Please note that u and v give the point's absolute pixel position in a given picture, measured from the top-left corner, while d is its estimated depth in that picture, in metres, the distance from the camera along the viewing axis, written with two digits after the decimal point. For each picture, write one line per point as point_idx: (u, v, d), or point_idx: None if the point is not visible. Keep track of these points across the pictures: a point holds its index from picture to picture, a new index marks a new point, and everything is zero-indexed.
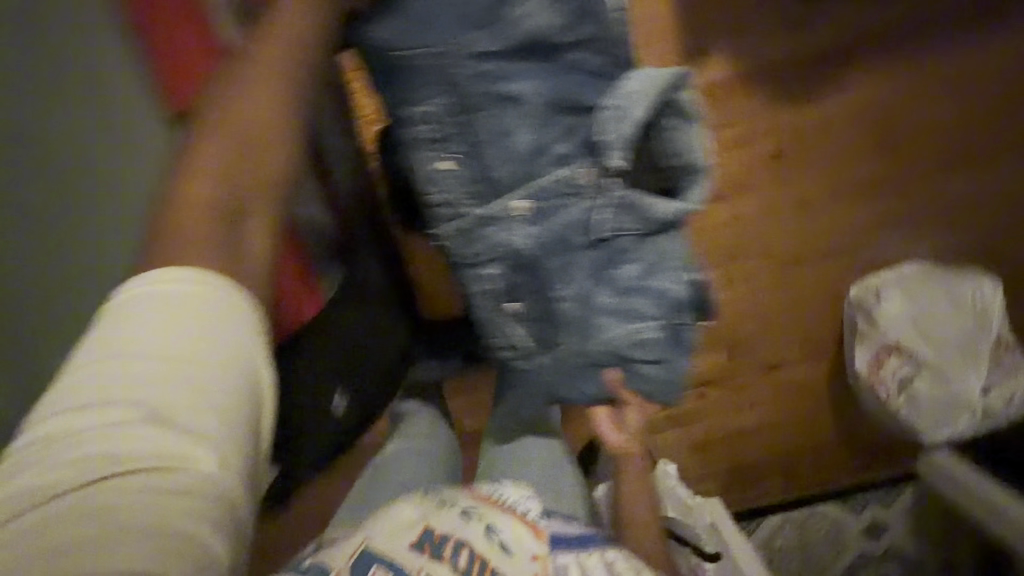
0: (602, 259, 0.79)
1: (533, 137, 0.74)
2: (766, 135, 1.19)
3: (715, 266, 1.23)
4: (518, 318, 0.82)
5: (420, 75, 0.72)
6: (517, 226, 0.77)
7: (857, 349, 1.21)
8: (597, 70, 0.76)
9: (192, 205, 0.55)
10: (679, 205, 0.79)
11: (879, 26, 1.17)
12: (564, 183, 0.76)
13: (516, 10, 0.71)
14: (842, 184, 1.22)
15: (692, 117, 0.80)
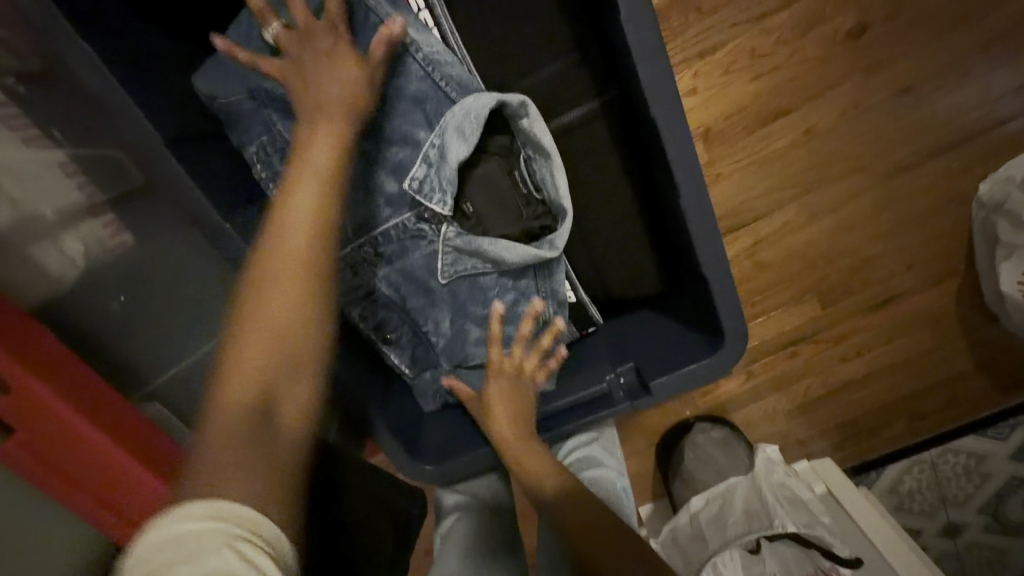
0: (461, 296, 0.65)
1: (360, 173, 0.60)
2: (839, 8, 0.86)
3: (792, 198, 0.94)
4: (395, 356, 0.70)
5: (235, 121, 0.60)
6: (369, 270, 0.65)
7: (1003, 265, 0.92)
8: (418, 95, 0.59)
9: (229, 406, 0.42)
10: (529, 253, 0.60)
11: None
12: (397, 228, 0.62)
13: None
14: (954, 47, 0.89)
15: (549, 152, 0.60)
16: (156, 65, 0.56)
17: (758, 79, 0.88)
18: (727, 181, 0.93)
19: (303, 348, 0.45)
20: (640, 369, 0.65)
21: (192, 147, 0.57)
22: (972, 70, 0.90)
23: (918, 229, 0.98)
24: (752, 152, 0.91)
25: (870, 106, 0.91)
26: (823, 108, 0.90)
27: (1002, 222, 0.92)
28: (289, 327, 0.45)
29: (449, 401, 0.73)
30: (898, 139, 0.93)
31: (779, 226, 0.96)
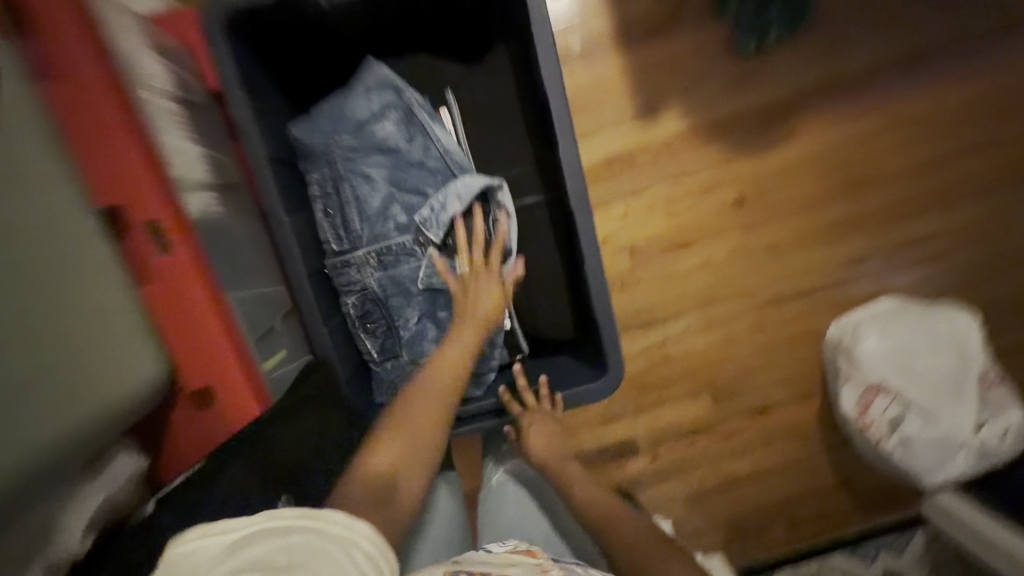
0: (431, 303, 0.77)
1: (383, 204, 0.74)
2: (730, 182, 1.17)
3: (693, 310, 1.23)
4: (370, 340, 0.78)
5: (304, 153, 0.74)
6: (367, 271, 0.75)
7: (844, 389, 1.14)
8: (433, 169, 0.75)
9: (364, 475, 0.57)
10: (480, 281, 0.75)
11: (839, 74, 1.12)
12: (397, 246, 0.74)
13: (376, 125, 0.74)
14: (819, 223, 1.19)
15: (510, 212, 0.75)
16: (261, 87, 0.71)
17: (671, 218, 1.18)
18: (643, 286, 1.21)
19: (429, 446, 0.62)
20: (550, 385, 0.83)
21: (279, 165, 0.71)
22: (826, 244, 1.21)
23: (785, 354, 1.25)
24: (663, 270, 1.21)
25: (749, 254, 1.21)
26: (720, 246, 1.20)
27: (844, 355, 1.16)
28: (416, 458, 0.60)
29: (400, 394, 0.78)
30: (772, 283, 1.22)
31: (682, 328, 1.23)
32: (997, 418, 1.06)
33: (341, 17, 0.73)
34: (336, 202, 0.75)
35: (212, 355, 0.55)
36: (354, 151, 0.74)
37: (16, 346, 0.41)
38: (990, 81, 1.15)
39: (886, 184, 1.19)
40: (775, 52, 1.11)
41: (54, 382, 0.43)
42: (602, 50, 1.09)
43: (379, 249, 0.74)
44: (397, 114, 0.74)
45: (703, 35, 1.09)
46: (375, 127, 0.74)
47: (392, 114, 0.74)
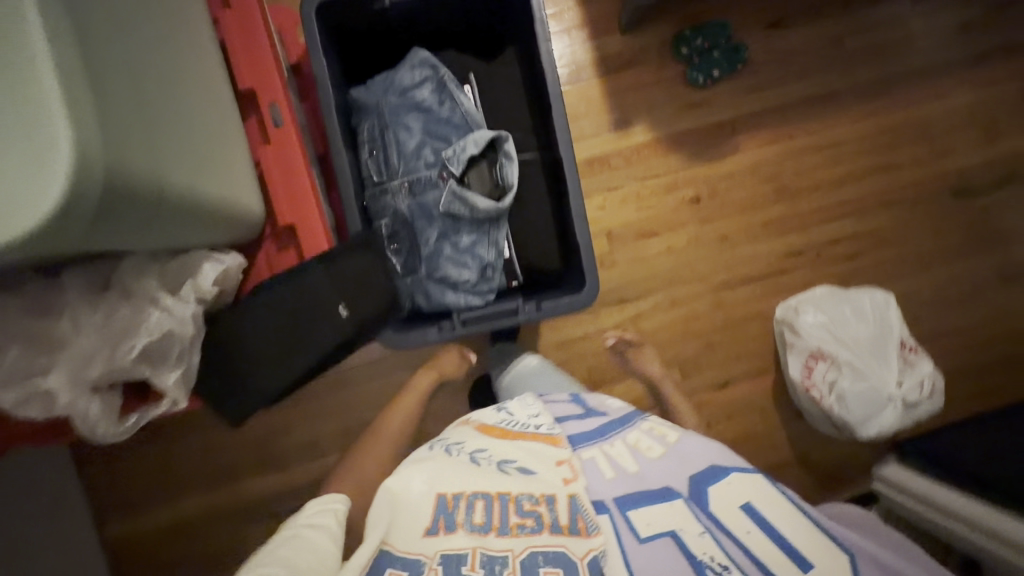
0: (448, 226, 0.96)
1: (416, 148, 0.95)
2: (686, 185, 1.43)
3: (658, 290, 1.43)
4: (397, 256, 0.97)
5: (359, 108, 0.98)
6: (398, 198, 0.95)
7: (790, 358, 1.33)
8: (456, 122, 0.96)
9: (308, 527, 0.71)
10: (488, 207, 0.93)
11: (768, 107, 1.42)
12: (423, 178, 0.94)
13: (414, 89, 0.96)
14: (761, 221, 1.44)
15: (512, 156, 0.95)
16: (338, 58, 0.96)
17: (639, 211, 1.42)
18: (617, 267, 1.42)
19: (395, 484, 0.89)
20: (539, 302, 0.95)
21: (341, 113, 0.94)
22: (766, 240, 1.45)
23: (739, 332, 1.45)
24: (633, 254, 1.43)
25: (704, 245, 1.44)
26: (681, 236, 1.43)
27: (790, 328, 1.34)
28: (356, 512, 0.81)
29: (417, 306, 0.99)
30: (724, 270, 1.44)
31: (650, 306, 1.43)
32: (914, 376, 1.25)
33: (397, 25, 0.99)
34: (379, 144, 0.96)
35: (299, 199, 0.82)
36: (396, 107, 0.96)
37: (184, 142, 0.57)
38: (889, 115, 1.46)
39: (812, 192, 1.45)
40: (719, 84, 1.41)
41: (203, 175, 0.60)
42: (582, 76, 1.40)
43: (412, 181, 0.94)
44: (432, 85, 0.97)
45: (662, 68, 1.40)
46: (413, 91, 0.96)
47: (426, 81, 0.97)
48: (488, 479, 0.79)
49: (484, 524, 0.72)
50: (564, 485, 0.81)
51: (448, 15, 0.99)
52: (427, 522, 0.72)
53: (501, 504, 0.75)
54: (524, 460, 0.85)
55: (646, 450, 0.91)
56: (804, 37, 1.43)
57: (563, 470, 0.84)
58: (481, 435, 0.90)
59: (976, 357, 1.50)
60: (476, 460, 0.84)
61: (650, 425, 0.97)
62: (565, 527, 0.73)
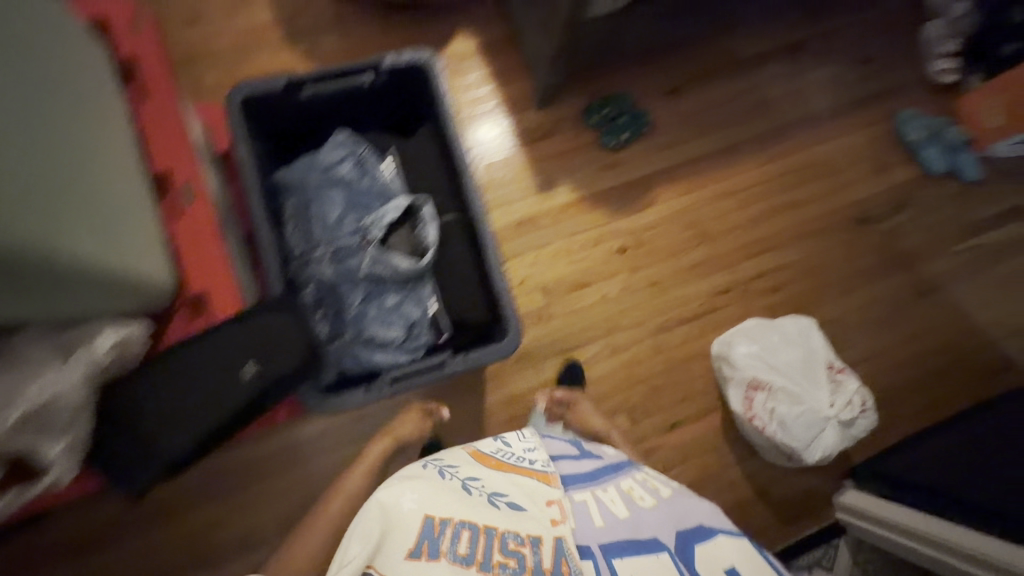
0: (372, 287, 0.99)
1: (337, 218, 1.01)
2: (612, 236, 1.53)
3: (599, 337, 1.48)
4: (323, 320, 0.99)
5: (284, 186, 1.04)
6: (322, 266, 0.99)
7: (730, 391, 1.36)
8: (375, 192, 1.04)
9: None
10: (408, 267, 0.97)
11: (677, 162, 1.56)
12: (345, 246, 0.99)
13: (335, 164, 1.03)
14: (687, 264, 1.54)
15: (430, 218, 1.01)
16: (263, 143, 1.04)
17: (570, 265, 1.50)
18: (556, 319, 1.48)
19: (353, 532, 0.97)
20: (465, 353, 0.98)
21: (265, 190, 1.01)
22: (692, 281, 1.53)
23: (681, 371, 1.48)
24: (570, 306, 1.49)
25: (635, 291, 1.51)
26: (615, 284, 1.51)
27: (726, 360, 1.39)
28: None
29: (344, 369, 0.99)
30: (657, 313, 1.51)
31: (592, 353, 1.47)
32: (847, 394, 1.29)
33: (320, 109, 1.07)
34: (303, 217, 1.02)
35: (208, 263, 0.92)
36: (318, 181, 1.03)
37: (80, 209, 0.69)
38: (788, 159, 1.60)
39: (729, 232, 1.56)
40: (630, 145, 1.55)
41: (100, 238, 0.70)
42: (505, 149, 1.52)
43: (336, 248, 0.99)
44: (352, 160, 1.04)
45: (576, 136, 1.54)
46: (334, 166, 1.03)
47: (346, 157, 1.04)
48: (474, 511, 0.70)
49: (467, 556, 0.64)
50: (551, 526, 0.70)
51: (365, 100, 1.10)
52: (412, 544, 0.65)
53: (487, 539, 0.66)
54: (516, 496, 0.76)
55: (640, 500, 0.81)
56: (701, 99, 1.59)
57: (552, 511, 0.72)
58: (473, 463, 0.84)
59: (910, 373, 1.55)
60: (468, 488, 0.77)
61: (638, 478, 0.90)
62: (548, 570, 0.64)
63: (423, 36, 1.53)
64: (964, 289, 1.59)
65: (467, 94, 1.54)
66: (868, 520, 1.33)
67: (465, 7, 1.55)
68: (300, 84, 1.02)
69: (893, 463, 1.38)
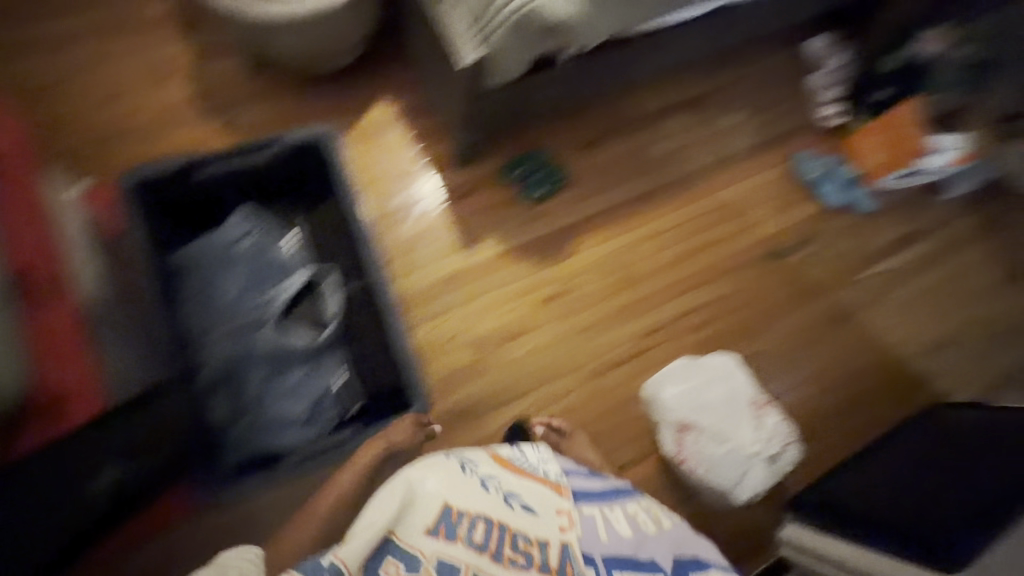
0: (275, 363, 0.99)
1: (240, 295, 1.02)
2: (539, 287, 1.55)
3: (533, 388, 1.48)
4: (224, 401, 0.98)
5: (183, 264, 1.03)
6: (222, 344, 0.98)
7: (661, 434, 1.38)
8: (279, 266, 1.05)
9: None
10: (312, 341, 1.00)
11: (596, 211, 1.63)
12: (246, 322, 0.99)
13: (237, 240, 1.05)
14: (613, 309, 1.57)
15: (334, 291, 1.04)
16: (159, 223, 1.03)
17: (500, 317, 1.51)
18: (489, 373, 1.47)
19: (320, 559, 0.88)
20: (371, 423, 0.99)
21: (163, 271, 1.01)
22: (620, 324, 1.56)
23: (617, 416, 1.49)
24: (502, 359, 1.48)
25: (565, 338, 1.52)
26: (543, 334, 1.52)
27: (657, 399, 1.40)
28: None
29: (247, 449, 0.98)
30: (589, 359, 1.52)
31: (528, 406, 1.46)
32: (767, 431, 1.33)
33: (222, 188, 1.08)
34: (203, 295, 1.02)
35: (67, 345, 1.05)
36: (220, 259, 1.04)
37: None
38: (700, 201, 1.70)
39: (652, 274, 1.61)
40: (550, 198, 1.61)
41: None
42: (429, 210, 1.56)
43: (234, 327, 0.99)
44: (255, 235, 1.06)
45: (496, 193, 1.59)
46: (235, 242, 1.04)
47: (248, 233, 1.05)
48: (493, 506, 0.95)
49: (482, 545, 0.91)
50: (559, 531, 0.96)
51: (263, 177, 1.11)
52: (431, 524, 0.91)
53: (500, 533, 0.93)
54: (529, 498, 1.00)
55: (639, 525, 1.03)
56: (614, 151, 1.68)
57: (561, 519, 0.97)
58: (494, 460, 1.05)
59: (835, 399, 1.61)
60: (485, 485, 0.99)
61: (644, 505, 1.08)
62: (551, 566, 0.92)
63: (340, 106, 1.57)
64: (872, 313, 1.70)
65: (387, 159, 1.57)
66: (803, 555, 1.32)
67: (379, 75, 1.60)
68: (194, 166, 1.02)
69: (836, 496, 1.36)
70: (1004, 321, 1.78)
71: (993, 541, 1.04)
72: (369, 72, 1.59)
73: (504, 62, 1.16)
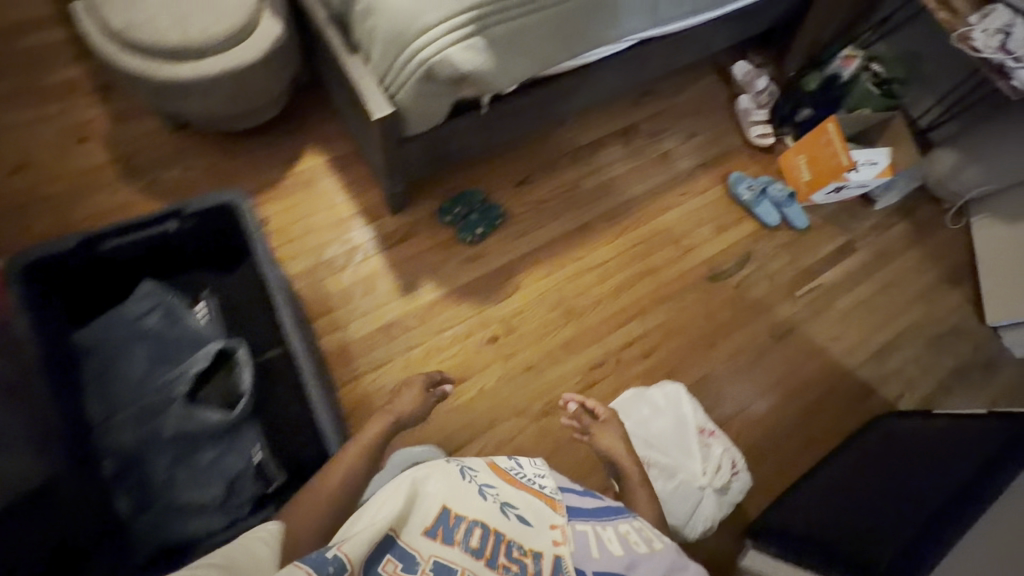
0: (183, 444, 0.93)
1: (144, 374, 0.96)
2: (482, 326, 1.53)
3: (481, 432, 1.44)
4: (129, 490, 0.91)
5: (84, 348, 0.99)
6: (124, 429, 0.93)
7: None
8: (188, 340, 1.00)
9: None
10: (221, 418, 0.93)
11: (535, 246, 1.64)
12: (150, 403, 0.94)
13: (142, 317, 1.01)
14: (558, 343, 1.56)
15: (246, 364, 0.99)
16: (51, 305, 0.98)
17: (444, 361, 1.48)
18: (435, 421, 1.43)
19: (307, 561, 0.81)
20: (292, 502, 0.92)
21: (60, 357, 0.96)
22: (567, 358, 1.55)
23: (569, 454, 1.46)
24: (448, 404, 1.45)
25: (512, 377, 1.50)
26: (489, 375, 1.49)
27: None
28: None
29: (157, 542, 0.89)
30: (537, 396, 1.50)
31: (477, 451, 1.42)
32: (714, 458, 1.32)
33: (129, 259, 1.05)
34: (106, 378, 0.97)
35: None
36: (123, 338, 0.99)
37: None
38: (636, 230, 1.73)
39: (594, 304, 1.62)
40: (487, 238, 1.62)
41: None
42: (365, 257, 1.54)
43: (139, 409, 0.94)
44: (161, 310, 1.02)
45: (434, 235, 1.59)
46: (140, 320, 1.00)
47: (154, 309, 1.01)
48: (484, 514, 0.86)
49: (478, 550, 0.81)
50: (552, 545, 0.85)
51: (172, 245, 1.08)
52: (429, 523, 0.82)
53: (495, 540, 0.83)
54: (525, 509, 0.89)
55: (634, 545, 0.88)
56: (547, 188, 1.72)
57: (555, 533, 0.87)
58: (494, 468, 0.96)
59: (785, 416, 1.63)
60: (484, 493, 0.89)
61: (641, 525, 0.93)
62: None
63: (270, 161, 1.58)
64: (814, 326, 1.74)
65: (320, 208, 1.56)
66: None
67: (309, 129, 1.63)
68: (94, 240, 0.99)
69: (789, 523, 1.37)
70: (943, 324, 1.82)
71: (959, 535, 1.07)
72: (303, 125, 1.63)
73: (421, 112, 1.17)
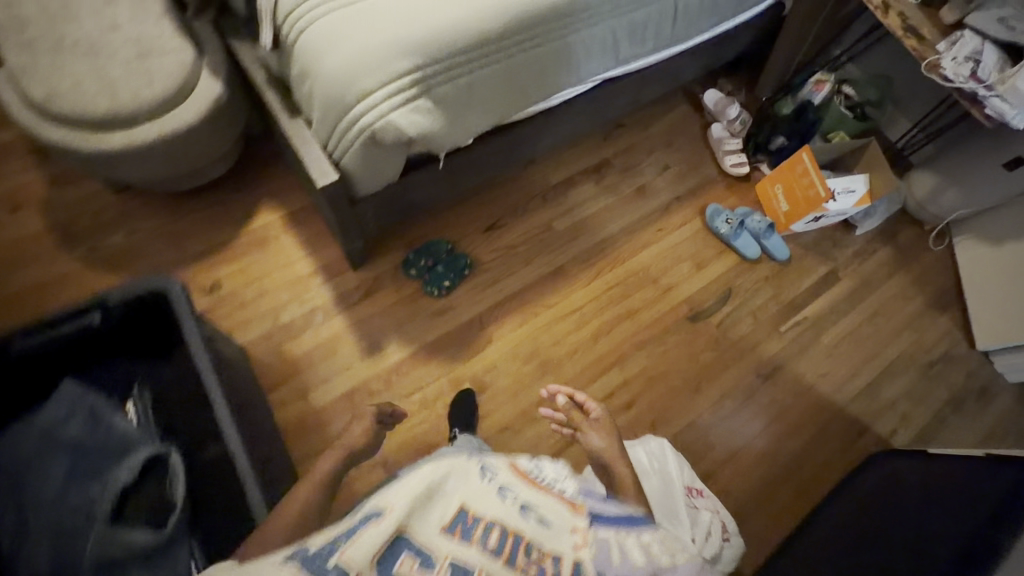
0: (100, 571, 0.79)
1: (61, 491, 0.86)
2: (453, 386, 1.45)
3: None
4: None
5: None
6: (34, 559, 0.81)
7: None
8: (114, 449, 0.91)
9: None
10: (147, 535, 0.82)
11: (506, 295, 1.56)
12: (67, 525, 0.83)
13: (62, 427, 0.91)
14: (534, 400, 1.47)
15: (179, 473, 0.90)
16: None
17: (412, 427, 1.39)
18: None
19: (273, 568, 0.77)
20: None
21: None
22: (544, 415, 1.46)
23: None
24: None
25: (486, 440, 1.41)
26: None
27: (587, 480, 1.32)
28: None
29: None
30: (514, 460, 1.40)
31: None
32: (703, 524, 1.24)
33: (44, 359, 0.96)
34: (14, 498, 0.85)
35: None
36: (39, 451, 0.89)
37: None
38: (612, 272, 1.66)
39: (571, 355, 1.54)
40: (455, 290, 1.54)
41: None
42: (325, 318, 1.45)
43: (53, 533, 0.82)
44: (85, 416, 0.93)
45: (398, 291, 1.50)
46: (61, 429, 0.91)
47: (77, 415, 0.92)
48: (503, 512, 0.73)
49: (496, 550, 0.69)
50: (572, 548, 0.72)
51: (99, 339, 1.00)
52: (447, 518, 0.70)
53: (514, 541, 0.70)
54: (548, 510, 0.76)
55: (659, 558, 0.74)
56: (517, 233, 1.64)
57: (576, 536, 0.73)
58: (515, 463, 0.83)
59: (776, 461, 1.55)
60: (504, 491, 0.76)
61: (667, 536, 0.79)
62: None
63: (220, 219, 1.49)
64: (801, 363, 1.67)
65: (276, 269, 1.47)
66: None
67: (262, 183, 1.54)
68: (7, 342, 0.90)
69: None
70: (933, 352, 1.76)
71: None
72: (256, 181, 1.55)
73: (368, 173, 1.09)
